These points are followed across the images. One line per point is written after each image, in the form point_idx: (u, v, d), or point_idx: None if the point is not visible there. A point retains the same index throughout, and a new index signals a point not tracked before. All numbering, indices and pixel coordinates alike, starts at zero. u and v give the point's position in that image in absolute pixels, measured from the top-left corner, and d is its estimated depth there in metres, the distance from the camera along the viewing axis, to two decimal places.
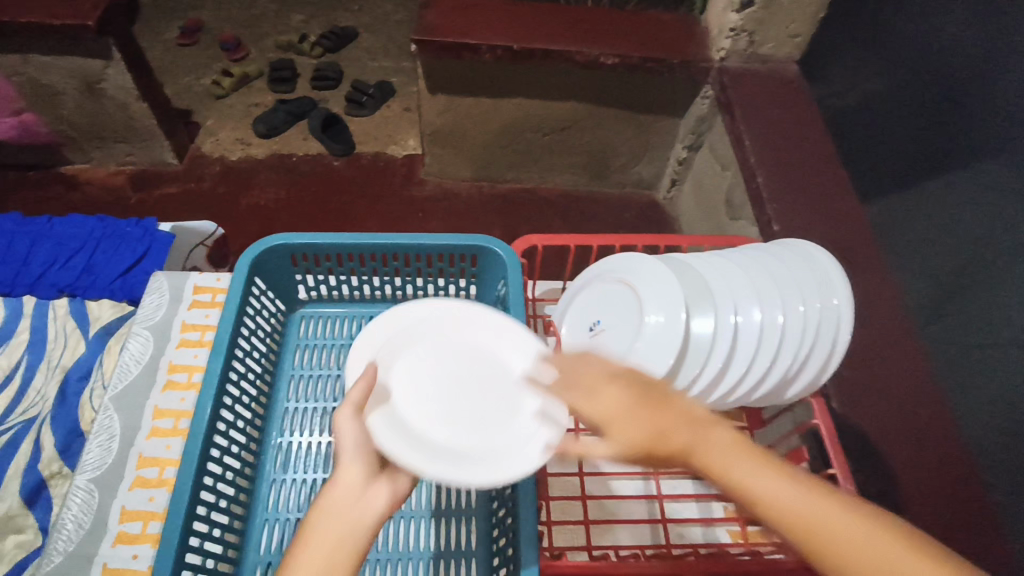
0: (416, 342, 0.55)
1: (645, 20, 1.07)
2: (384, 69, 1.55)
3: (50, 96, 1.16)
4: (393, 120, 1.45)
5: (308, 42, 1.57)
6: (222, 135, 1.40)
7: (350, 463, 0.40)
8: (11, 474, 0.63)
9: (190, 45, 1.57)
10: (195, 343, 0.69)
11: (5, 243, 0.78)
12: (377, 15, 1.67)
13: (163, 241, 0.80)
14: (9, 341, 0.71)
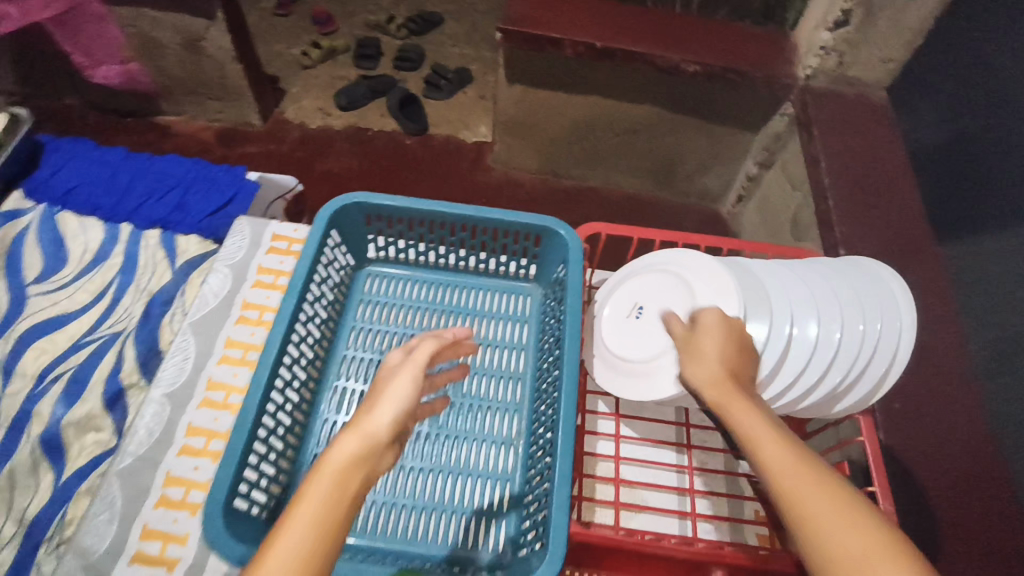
0: (632, 286, 0.69)
1: (730, 32, 1.07)
2: (464, 56, 1.59)
3: (156, 49, 1.24)
4: (468, 106, 1.49)
5: (395, 23, 1.63)
6: (305, 103, 1.47)
7: (382, 417, 0.45)
8: (95, 381, 0.67)
9: (285, 16, 1.65)
10: (269, 286, 0.74)
11: (110, 174, 0.85)
12: (463, 4, 1.71)
13: (249, 189, 0.85)
14: (104, 263, 0.77)
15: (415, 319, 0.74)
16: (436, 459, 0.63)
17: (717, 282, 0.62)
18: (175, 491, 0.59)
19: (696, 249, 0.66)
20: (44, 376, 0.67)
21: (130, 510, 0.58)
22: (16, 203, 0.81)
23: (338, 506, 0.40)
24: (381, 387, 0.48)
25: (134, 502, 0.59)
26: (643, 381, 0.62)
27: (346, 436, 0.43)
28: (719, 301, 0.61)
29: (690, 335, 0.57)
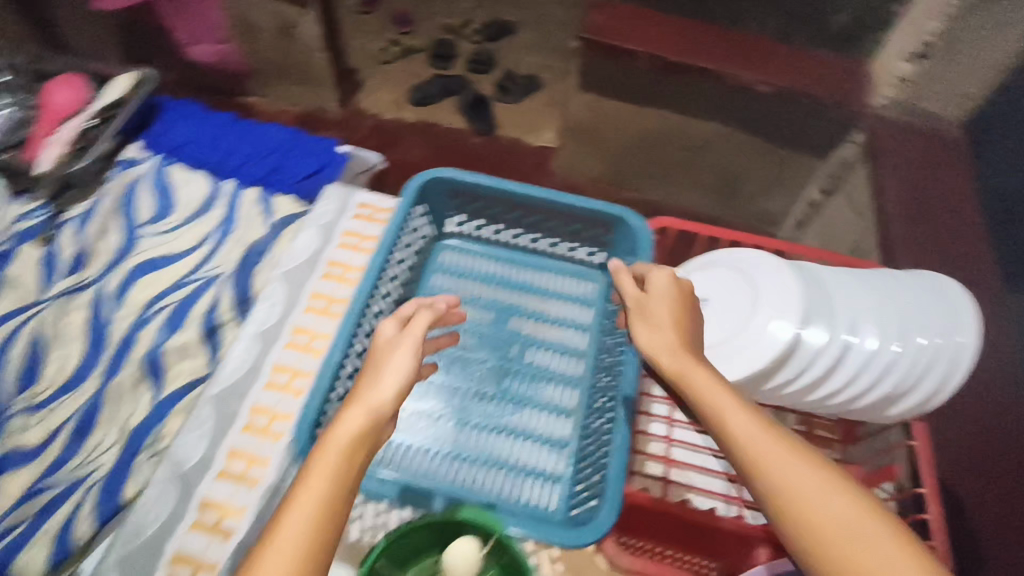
0: (701, 277, 0.72)
1: (800, 56, 1.10)
2: (534, 63, 1.64)
3: (251, 32, 1.33)
4: (535, 111, 1.55)
5: (471, 28, 1.70)
6: (381, 95, 1.56)
7: (388, 390, 0.46)
8: (193, 315, 0.74)
9: (367, 13, 1.73)
10: (353, 247, 0.81)
11: (216, 136, 0.92)
12: (541, 8, 1.75)
13: (339, 160, 0.92)
14: (206, 214, 0.84)
15: (485, 292, 0.78)
16: (496, 419, 0.67)
17: (782, 286, 0.65)
18: (260, 419, 0.66)
19: (765, 252, 0.69)
20: (149, 307, 0.75)
21: (221, 432, 0.65)
22: (134, 151, 0.90)
23: (345, 484, 0.40)
24: (382, 361, 0.49)
25: (225, 423, 0.66)
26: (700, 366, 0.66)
27: (352, 411, 0.44)
28: (779, 304, 0.65)
29: (647, 301, 0.56)
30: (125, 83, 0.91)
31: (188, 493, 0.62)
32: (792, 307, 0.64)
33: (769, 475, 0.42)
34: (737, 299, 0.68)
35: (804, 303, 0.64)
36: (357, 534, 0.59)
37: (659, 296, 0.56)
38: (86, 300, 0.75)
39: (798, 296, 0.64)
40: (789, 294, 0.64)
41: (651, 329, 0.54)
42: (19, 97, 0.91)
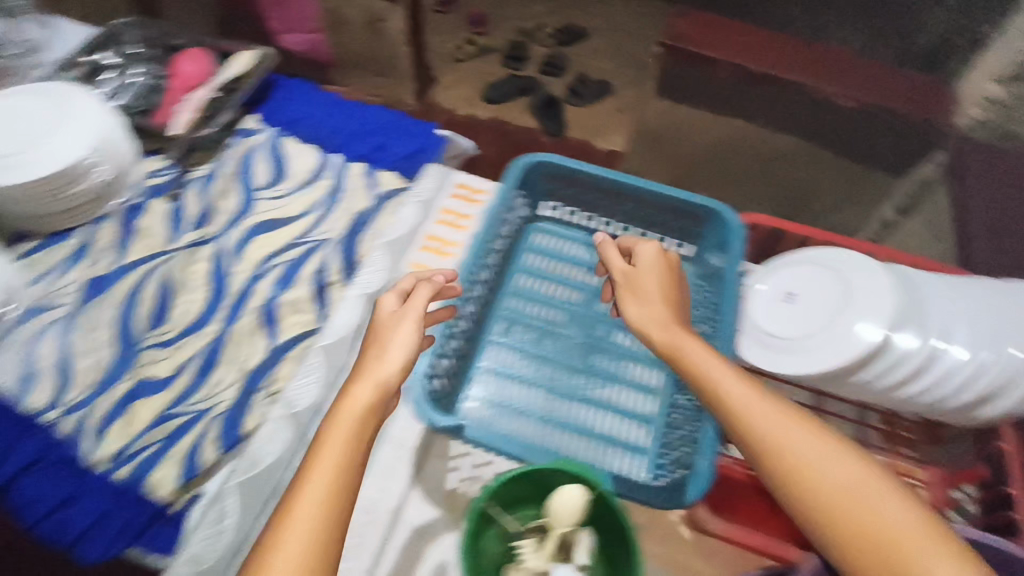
0: (791, 271, 0.73)
1: (881, 71, 1.10)
2: (603, 69, 1.79)
3: (339, 25, 1.38)
4: (604, 116, 1.70)
5: (544, 32, 1.86)
6: (459, 93, 1.72)
7: (393, 365, 0.52)
8: (304, 273, 0.80)
9: (444, 13, 1.90)
10: (451, 224, 0.86)
11: (326, 113, 0.98)
12: (619, 31, 1.88)
13: (437, 142, 0.96)
14: (315, 183, 0.90)
15: (576, 274, 0.81)
16: (585, 392, 0.72)
17: (876, 288, 0.66)
18: None
19: (860, 253, 0.70)
20: (266, 263, 0.81)
21: (331, 380, 0.72)
22: (252, 124, 0.96)
23: (354, 451, 0.46)
24: (387, 334, 0.55)
25: (335, 372, 0.72)
26: (788, 355, 0.68)
27: (362, 385, 0.50)
28: (874, 305, 0.65)
29: (631, 274, 0.65)
30: (246, 61, 0.98)
31: (301, 433, 0.67)
32: (887, 309, 0.65)
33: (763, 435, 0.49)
34: (829, 296, 0.69)
35: (897, 307, 0.65)
36: (455, 484, 0.65)
37: (641, 269, 0.64)
38: (208, 253, 0.82)
39: (894, 300, 0.65)
40: (884, 297, 0.65)
41: (635, 301, 0.63)
42: (154, 69, 0.99)
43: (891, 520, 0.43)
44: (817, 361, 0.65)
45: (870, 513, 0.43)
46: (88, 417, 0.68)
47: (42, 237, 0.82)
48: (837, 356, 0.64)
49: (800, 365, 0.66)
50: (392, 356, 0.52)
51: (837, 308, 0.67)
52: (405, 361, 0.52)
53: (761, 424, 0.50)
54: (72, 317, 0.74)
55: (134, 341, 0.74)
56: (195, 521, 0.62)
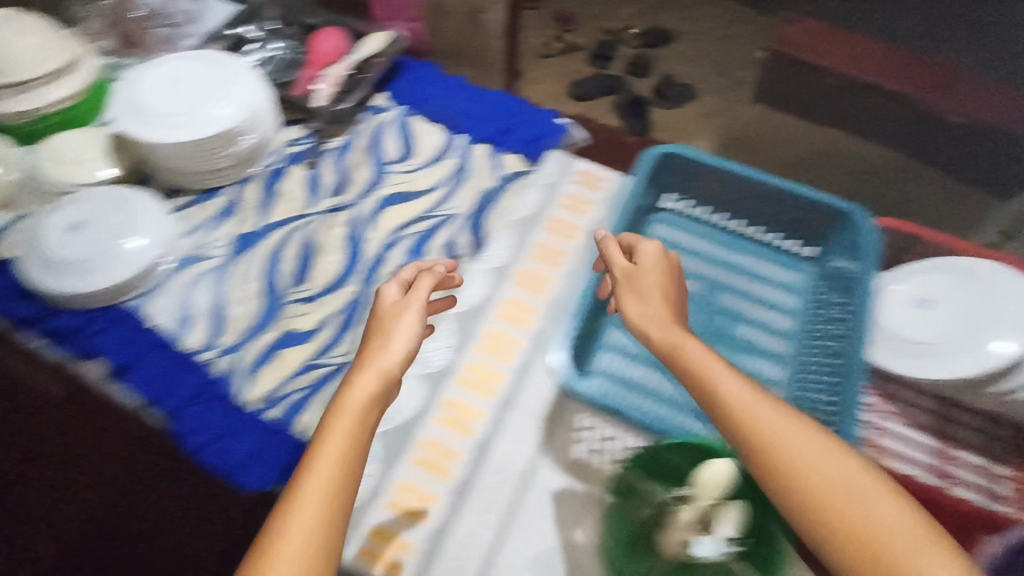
0: (922, 276, 0.74)
1: None
2: (692, 72, 1.75)
3: None
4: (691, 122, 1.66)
5: (630, 34, 1.83)
6: (546, 88, 1.72)
7: (394, 353, 0.60)
8: (433, 246, 0.84)
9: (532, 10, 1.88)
10: (574, 209, 0.89)
11: (452, 95, 1.02)
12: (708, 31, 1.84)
13: (557, 130, 0.99)
14: (442, 162, 0.94)
15: (697, 266, 0.84)
16: (709, 380, 0.75)
17: (1011, 302, 0.70)
18: (494, 341, 0.75)
19: (991, 266, 0.73)
20: (397, 232, 0.86)
21: (462, 344, 0.75)
22: (383, 101, 1.01)
23: (362, 432, 0.55)
24: (392, 323, 0.63)
25: (465, 339, 0.75)
26: (929, 358, 0.69)
27: (367, 374, 0.58)
28: (1010, 317, 0.69)
29: (628, 275, 0.67)
30: (380, 41, 1.01)
31: (434, 391, 0.71)
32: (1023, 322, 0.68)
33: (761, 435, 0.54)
34: (965, 304, 0.71)
35: None
36: (582, 454, 0.68)
37: (637, 271, 0.67)
38: (345, 219, 0.86)
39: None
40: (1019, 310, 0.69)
41: (632, 300, 0.66)
42: (294, 44, 1.05)
43: (882, 518, 0.48)
44: (960, 366, 0.67)
45: (865, 516, 0.49)
46: (240, 359, 0.73)
47: (195, 192, 0.90)
48: (979, 364, 0.67)
49: (943, 368, 0.68)
50: (393, 348, 0.60)
51: (977, 319, 0.69)
52: (405, 352, 0.61)
53: (764, 430, 0.54)
54: (225, 268, 0.81)
55: (280, 294, 0.79)
56: None
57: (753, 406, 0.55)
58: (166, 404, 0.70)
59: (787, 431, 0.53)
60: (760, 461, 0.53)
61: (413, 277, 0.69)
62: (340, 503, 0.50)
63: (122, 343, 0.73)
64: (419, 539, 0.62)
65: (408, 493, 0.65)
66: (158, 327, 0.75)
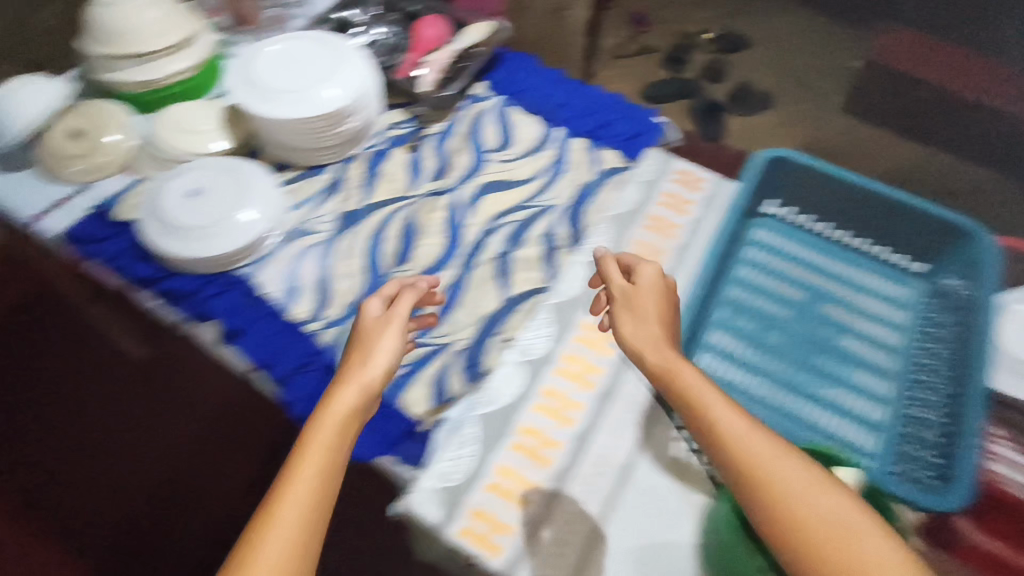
0: None
1: None
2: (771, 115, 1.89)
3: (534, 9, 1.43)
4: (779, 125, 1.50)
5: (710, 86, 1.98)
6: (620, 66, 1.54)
7: (379, 367, 0.61)
8: (533, 236, 0.84)
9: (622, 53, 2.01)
10: (674, 208, 0.88)
11: (550, 88, 1.02)
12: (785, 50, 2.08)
13: (655, 128, 0.98)
14: (539, 153, 0.94)
15: (800, 274, 0.84)
16: (816, 391, 0.75)
17: None
18: (593, 334, 0.75)
19: None
20: (496, 219, 0.86)
21: (560, 334, 0.75)
22: (482, 90, 1.02)
23: (343, 446, 0.56)
24: (376, 335, 0.63)
25: (563, 329, 0.76)
26: None
27: (349, 387, 0.59)
28: None
29: (625, 295, 0.66)
30: (481, 32, 1.01)
31: (534, 377, 0.72)
32: None
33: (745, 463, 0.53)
34: None
35: None
36: (683, 454, 0.67)
37: (634, 294, 0.65)
38: (445, 204, 0.88)
39: None
40: None
41: (629, 323, 0.64)
42: (397, 30, 1.07)
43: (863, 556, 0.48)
44: None
45: (851, 554, 0.48)
46: (344, 332, 0.75)
47: (302, 167, 0.92)
48: None
49: None
50: (376, 362, 0.61)
51: None
52: (390, 364, 0.62)
53: (751, 459, 0.53)
54: (331, 244, 0.83)
55: (382, 273, 0.81)
56: (442, 442, 0.67)
57: (738, 436, 0.54)
58: (276, 369, 0.72)
59: (767, 460, 0.53)
60: (746, 493, 0.52)
61: (396, 292, 0.69)
62: (318, 520, 0.52)
63: (234, 308, 0.76)
64: (519, 523, 0.63)
65: (507, 476, 0.66)
66: (267, 296, 0.78)
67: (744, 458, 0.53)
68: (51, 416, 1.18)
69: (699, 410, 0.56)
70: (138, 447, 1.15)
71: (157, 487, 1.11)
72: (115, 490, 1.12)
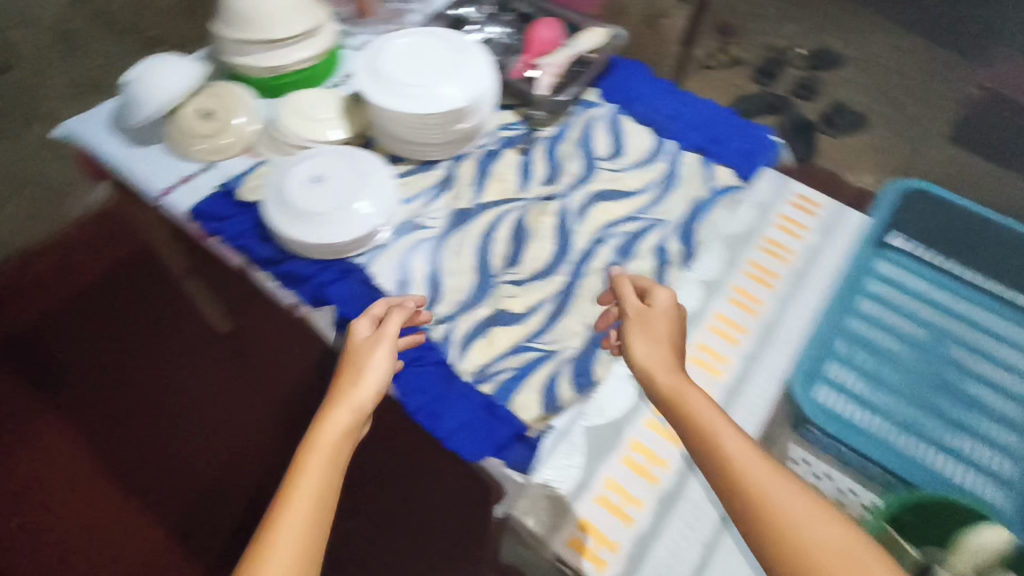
0: None
1: None
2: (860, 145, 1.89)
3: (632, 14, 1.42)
4: None
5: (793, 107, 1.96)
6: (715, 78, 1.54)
7: (368, 389, 0.63)
8: (644, 249, 0.84)
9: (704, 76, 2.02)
10: (793, 230, 0.85)
11: (663, 99, 1.00)
12: (880, 72, 2.07)
13: (770, 146, 0.95)
14: (650, 165, 0.93)
15: (923, 311, 0.83)
16: (938, 437, 0.73)
17: None
18: (705, 354, 0.74)
19: None
20: (606, 230, 0.86)
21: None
22: (593, 96, 1.01)
23: (333, 468, 0.58)
24: (364, 358, 0.65)
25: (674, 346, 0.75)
26: None
27: (340, 410, 0.61)
28: None
29: (637, 315, 0.66)
30: (599, 36, 1.01)
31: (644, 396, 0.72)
32: None
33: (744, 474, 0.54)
34: None
35: None
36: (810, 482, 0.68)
37: (645, 315, 0.66)
38: (555, 209, 0.88)
39: None
40: None
41: (637, 339, 0.64)
42: (512, 31, 1.07)
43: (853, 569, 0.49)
44: None
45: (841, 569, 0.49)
46: (454, 330, 0.76)
47: (414, 162, 0.93)
48: None
49: None
50: (365, 383, 0.63)
51: None
52: (378, 386, 0.63)
53: (749, 470, 0.54)
54: (442, 240, 0.84)
55: (492, 274, 0.81)
56: (551, 449, 0.67)
57: (737, 449, 0.55)
58: None
59: (762, 473, 0.54)
60: (748, 507, 0.52)
61: (384, 313, 0.71)
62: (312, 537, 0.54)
63: (350, 297, 0.78)
64: (625, 540, 0.63)
65: (616, 490, 0.66)
66: (380, 288, 0.79)
67: (739, 467, 0.54)
68: (145, 394, 1.40)
69: (697, 426, 0.58)
70: (229, 414, 1.37)
71: (244, 453, 1.33)
72: (219, 457, 1.32)
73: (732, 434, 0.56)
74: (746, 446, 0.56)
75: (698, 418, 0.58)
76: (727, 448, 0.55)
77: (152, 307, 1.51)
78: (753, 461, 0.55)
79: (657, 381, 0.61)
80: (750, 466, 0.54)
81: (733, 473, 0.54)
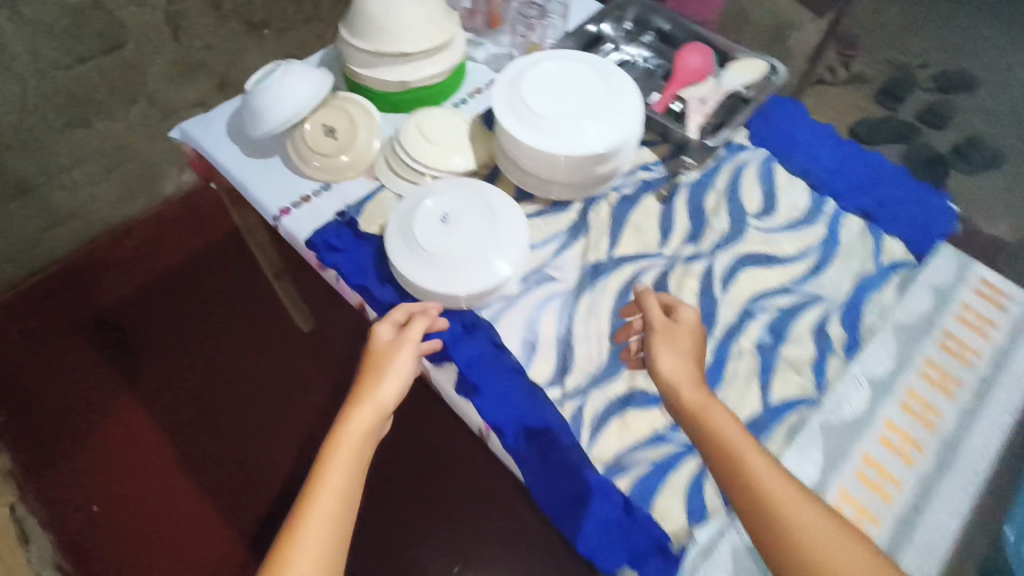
0: None
1: None
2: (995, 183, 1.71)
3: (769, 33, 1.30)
4: None
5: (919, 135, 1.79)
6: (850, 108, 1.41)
7: (391, 389, 0.62)
8: (800, 330, 0.74)
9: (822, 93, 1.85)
10: (974, 326, 0.74)
11: (822, 147, 0.89)
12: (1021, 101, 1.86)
13: (950, 214, 0.82)
14: (808, 228, 0.82)
15: None
16: None
17: None
18: (873, 470, 0.65)
19: None
20: (755, 302, 0.77)
21: (833, 463, 0.66)
22: (741, 138, 0.91)
23: (355, 472, 0.57)
24: (388, 359, 0.63)
25: (838, 457, 0.66)
26: None
27: (363, 410, 0.60)
28: None
29: (666, 329, 0.65)
30: (756, 69, 0.90)
31: None
32: None
33: (766, 496, 0.54)
34: None
35: None
36: None
37: (674, 327, 0.65)
38: (700, 271, 0.79)
39: None
40: None
41: (665, 352, 0.63)
42: (651, 55, 0.98)
43: None
44: None
45: None
46: (586, 407, 0.69)
47: (544, 201, 0.85)
48: None
49: None
50: (388, 385, 0.62)
51: None
52: (399, 387, 0.62)
53: (774, 493, 0.54)
54: (572, 297, 0.76)
55: None
56: (694, 568, 0.61)
57: (766, 474, 0.55)
58: (508, 438, 0.66)
59: (789, 497, 0.54)
60: (773, 536, 0.52)
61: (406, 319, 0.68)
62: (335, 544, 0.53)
63: (474, 358, 0.70)
64: None
65: None
66: (508, 349, 0.72)
67: (765, 489, 0.54)
68: (224, 385, 1.39)
69: (726, 451, 0.56)
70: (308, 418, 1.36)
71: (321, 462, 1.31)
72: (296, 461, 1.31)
73: (764, 464, 0.56)
74: (773, 470, 0.55)
75: (727, 440, 0.57)
76: (758, 479, 0.55)
77: (235, 298, 1.50)
78: (777, 484, 0.55)
79: (684, 396, 0.60)
80: (777, 491, 0.54)
81: (763, 502, 0.54)
